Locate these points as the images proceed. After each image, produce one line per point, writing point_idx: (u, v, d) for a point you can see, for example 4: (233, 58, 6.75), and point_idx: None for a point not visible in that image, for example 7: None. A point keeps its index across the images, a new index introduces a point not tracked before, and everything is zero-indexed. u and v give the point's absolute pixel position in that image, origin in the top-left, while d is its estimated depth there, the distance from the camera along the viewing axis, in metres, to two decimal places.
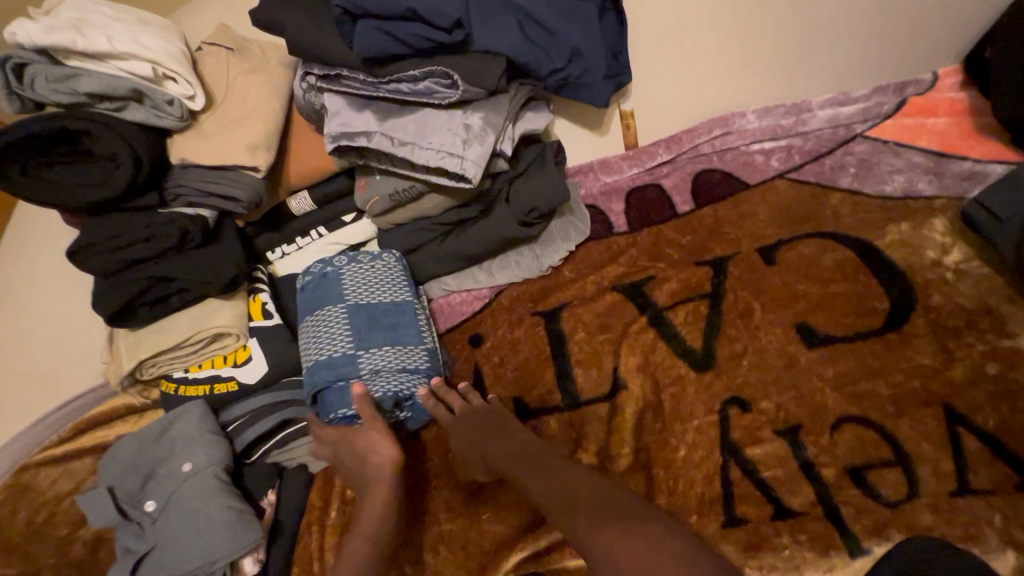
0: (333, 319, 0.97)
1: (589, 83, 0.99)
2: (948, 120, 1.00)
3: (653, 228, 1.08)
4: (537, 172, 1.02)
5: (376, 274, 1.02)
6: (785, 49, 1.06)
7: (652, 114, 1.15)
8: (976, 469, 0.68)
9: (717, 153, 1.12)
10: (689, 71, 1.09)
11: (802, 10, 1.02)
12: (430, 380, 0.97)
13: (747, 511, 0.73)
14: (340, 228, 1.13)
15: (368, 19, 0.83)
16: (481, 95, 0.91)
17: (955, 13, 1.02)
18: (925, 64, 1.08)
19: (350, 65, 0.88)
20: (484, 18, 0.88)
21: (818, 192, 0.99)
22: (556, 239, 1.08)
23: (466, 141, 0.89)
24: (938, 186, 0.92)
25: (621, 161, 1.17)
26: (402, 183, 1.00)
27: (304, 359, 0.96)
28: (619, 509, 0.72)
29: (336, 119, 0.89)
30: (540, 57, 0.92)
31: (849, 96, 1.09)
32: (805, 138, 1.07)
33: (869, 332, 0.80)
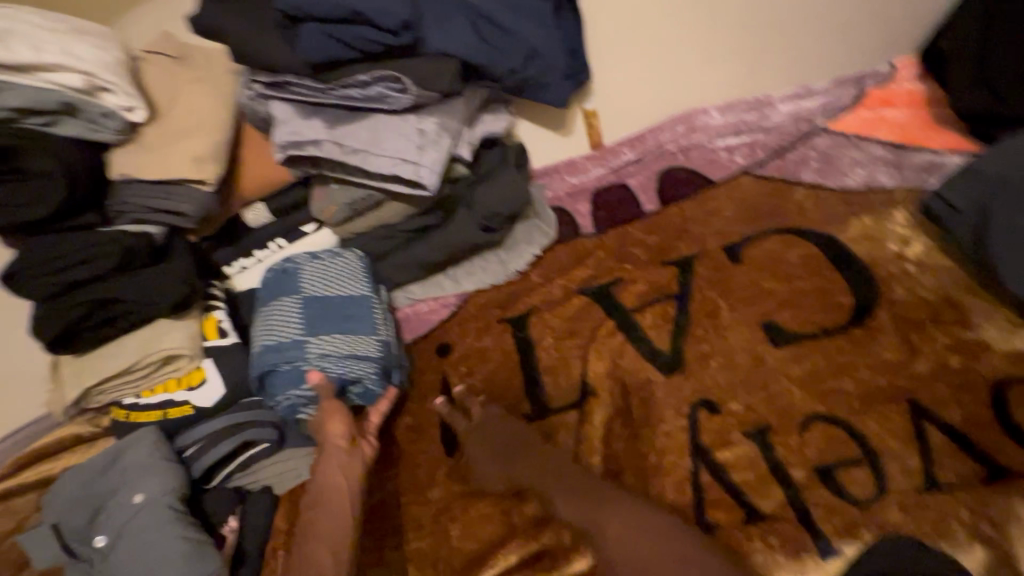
0: (287, 309, 0.95)
1: (548, 84, 0.98)
2: (906, 111, 1.00)
3: (619, 229, 1.06)
4: (498, 174, 1.00)
5: (334, 267, 1.00)
6: (744, 44, 1.06)
7: (615, 113, 1.14)
8: (942, 463, 0.67)
9: (683, 151, 1.10)
10: (650, 68, 1.08)
11: (757, 5, 1.02)
12: (381, 369, 0.95)
13: (718, 517, 0.72)
14: (299, 240, 1.06)
15: (312, 23, 0.80)
16: (436, 99, 0.88)
17: (909, 5, 1.03)
18: (884, 56, 1.08)
19: (296, 72, 0.85)
20: (437, 20, 0.86)
21: (781, 187, 0.98)
22: (521, 243, 1.06)
23: (421, 147, 0.87)
24: (898, 177, 0.92)
25: (587, 161, 1.15)
26: (358, 191, 0.98)
27: (256, 345, 0.95)
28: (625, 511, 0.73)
29: (285, 128, 0.86)
30: (494, 56, 0.90)
31: (811, 88, 1.07)
32: (769, 133, 1.06)
33: (834, 328, 0.79)
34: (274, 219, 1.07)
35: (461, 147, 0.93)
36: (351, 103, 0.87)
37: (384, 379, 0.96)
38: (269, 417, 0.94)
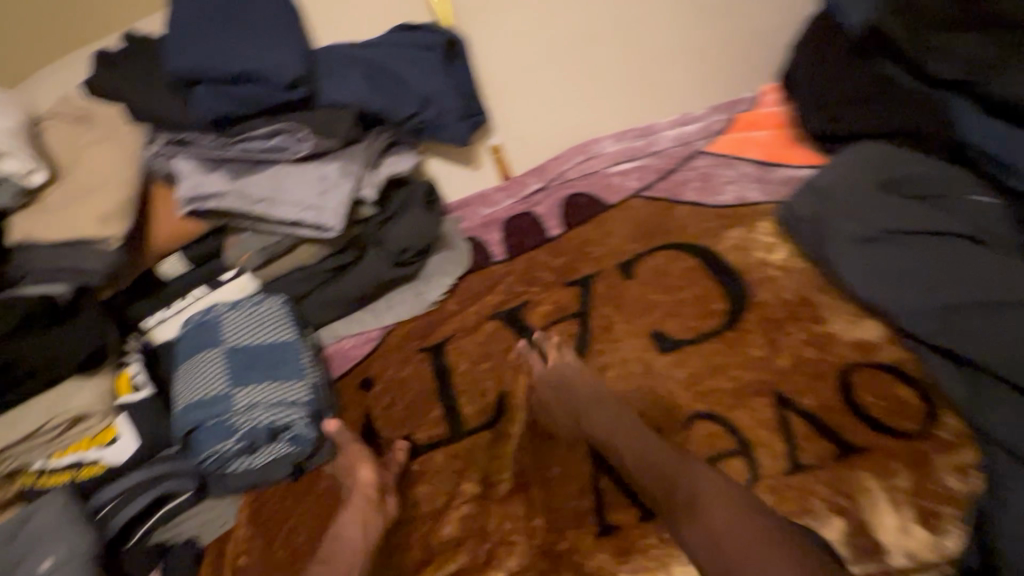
0: (209, 362, 0.96)
1: (445, 125, 1.04)
2: (770, 132, 1.12)
3: (528, 254, 1.13)
4: (407, 213, 1.06)
5: (258, 317, 1.01)
6: (625, 80, 1.16)
7: (518, 146, 1.22)
8: (804, 447, 0.75)
9: (582, 178, 1.18)
10: (544, 104, 1.17)
11: (631, 45, 1.13)
12: (311, 412, 0.94)
13: (619, 517, 0.77)
14: (217, 288, 1.06)
15: (207, 83, 0.87)
16: (336, 146, 0.92)
17: (763, 39, 1.16)
18: (750, 83, 1.20)
19: (196, 128, 0.89)
20: (329, 74, 0.95)
21: (667, 207, 1.07)
22: (435, 274, 1.12)
23: (323, 192, 0.91)
24: (765, 191, 1.03)
25: (496, 193, 1.22)
26: (270, 237, 1.02)
27: (179, 403, 0.94)
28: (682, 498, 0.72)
29: (188, 182, 0.89)
30: (389, 102, 0.97)
31: (689, 115, 1.18)
32: (657, 157, 1.16)
33: (712, 332, 0.87)
34: (191, 269, 1.07)
35: (365, 189, 0.98)
36: (252, 156, 0.90)
37: (315, 423, 0.95)
38: (191, 469, 0.92)
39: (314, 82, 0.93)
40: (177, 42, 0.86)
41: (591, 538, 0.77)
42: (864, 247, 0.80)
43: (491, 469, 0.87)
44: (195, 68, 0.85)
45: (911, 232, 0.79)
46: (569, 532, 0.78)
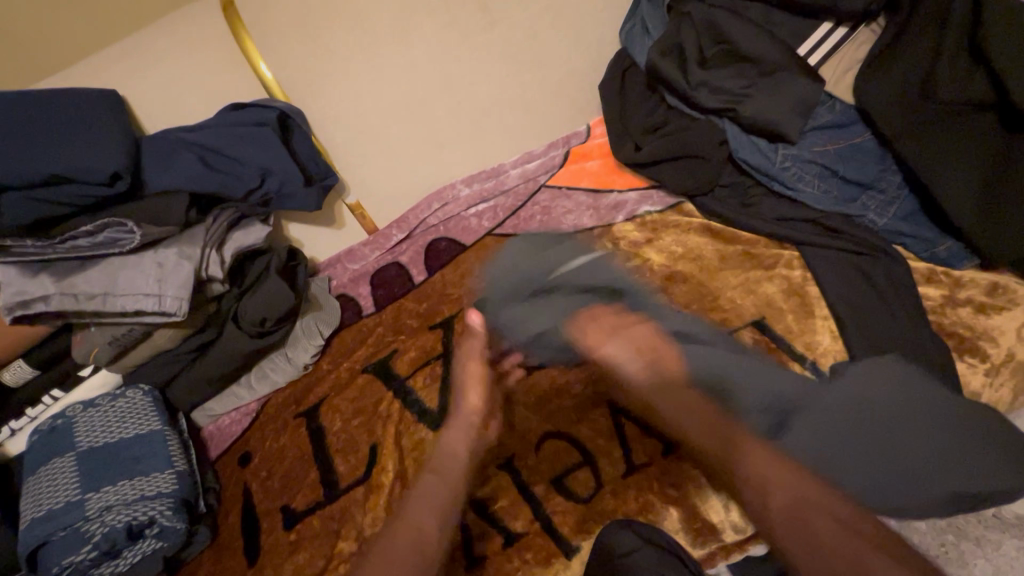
0: (58, 470, 0.91)
1: (292, 194, 1.08)
2: (600, 161, 1.23)
3: (395, 303, 1.17)
4: (263, 282, 1.07)
5: (115, 413, 0.98)
6: (466, 129, 1.26)
7: (376, 201, 1.28)
8: (636, 449, 0.84)
9: (443, 223, 1.24)
10: (393, 160, 1.24)
11: (465, 98, 1.22)
12: (178, 501, 0.91)
13: (486, 547, 0.81)
14: (76, 386, 1.04)
15: (14, 191, 0.84)
16: (173, 232, 0.95)
17: (583, 80, 1.29)
18: (580, 119, 1.33)
19: (12, 235, 0.86)
20: (158, 161, 0.96)
21: (516, 242, 1.16)
22: (301, 338, 1.11)
23: (161, 279, 0.91)
24: (597, 217, 1.13)
25: (362, 247, 1.26)
26: (118, 328, 0.97)
27: (24, 520, 0.88)
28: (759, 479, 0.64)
29: (8, 290, 0.85)
30: (227, 182, 1.00)
31: (532, 154, 1.30)
32: (506, 195, 1.24)
33: (556, 355, 0.95)
34: (40, 373, 1.01)
35: (211, 268, 0.98)
36: (80, 253, 0.90)
37: (183, 512, 0.92)
38: None
39: (138, 170, 0.94)
40: None
41: None
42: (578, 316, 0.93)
43: (365, 523, 0.89)
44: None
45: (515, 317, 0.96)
46: None
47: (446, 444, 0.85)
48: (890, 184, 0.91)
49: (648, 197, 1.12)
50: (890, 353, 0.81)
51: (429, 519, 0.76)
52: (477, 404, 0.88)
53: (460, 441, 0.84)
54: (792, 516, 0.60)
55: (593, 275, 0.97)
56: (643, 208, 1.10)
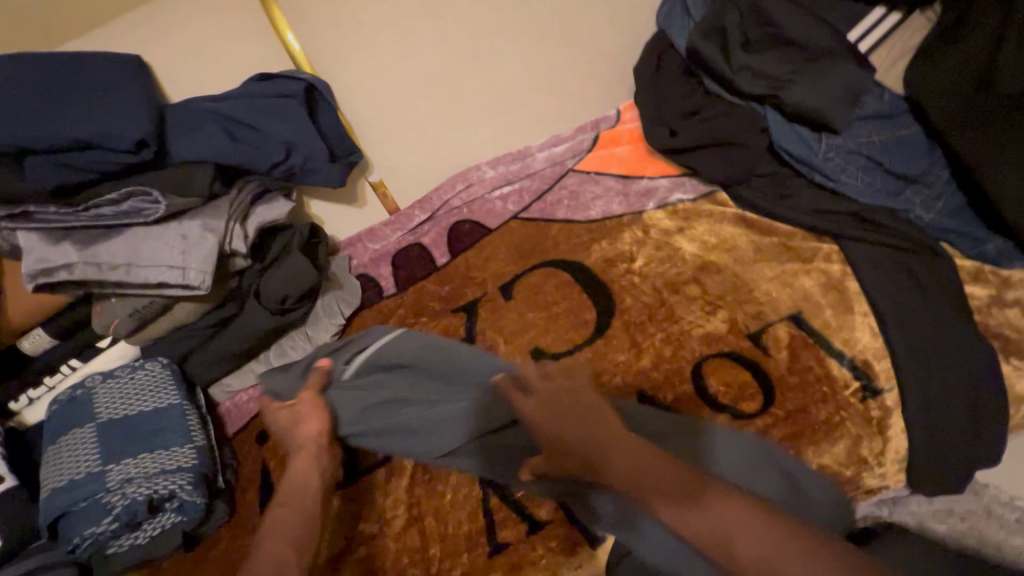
0: (79, 441, 0.90)
1: (316, 169, 1.05)
2: (630, 147, 1.20)
3: (416, 285, 1.15)
4: (285, 259, 1.05)
5: (135, 386, 0.97)
6: (493, 109, 1.23)
7: (398, 181, 1.25)
8: None
9: (466, 205, 1.22)
10: (418, 138, 1.21)
11: (494, 77, 1.19)
12: (198, 476, 0.90)
13: (508, 534, 0.80)
14: (94, 356, 1.03)
15: (42, 155, 0.84)
16: (197, 203, 0.92)
17: (616, 61, 1.25)
18: (610, 102, 1.30)
19: (34, 199, 0.84)
20: (182, 131, 0.93)
21: (542, 226, 1.13)
22: (322, 317, 1.11)
23: (185, 251, 0.90)
24: (626, 204, 1.10)
25: (384, 227, 1.23)
26: (139, 300, 0.96)
27: (45, 490, 0.88)
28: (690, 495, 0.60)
29: (30, 257, 0.84)
30: (251, 155, 0.97)
31: (559, 137, 1.27)
32: (532, 179, 1.22)
33: (583, 343, 0.93)
34: (58, 343, 1.00)
35: (235, 242, 0.96)
36: (103, 222, 0.88)
37: (203, 487, 0.91)
38: (65, 559, 0.84)
39: (162, 140, 0.92)
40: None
41: (484, 558, 0.79)
42: (383, 411, 0.90)
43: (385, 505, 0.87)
44: (21, 141, 0.80)
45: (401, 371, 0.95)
46: (463, 557, 0.80)
47: (298, 471, 0.80)
48: (937, 179, 0.88)
49: (680, 184, 1.09)
50: (932, 353, 0.79)
51: (302, 530, 0.71)
52: (318, 429, 0.85)
53: (309, 466, 0.80)
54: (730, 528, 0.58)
55: (396, 352, 0.96)
56: (675, 195, 1.07)
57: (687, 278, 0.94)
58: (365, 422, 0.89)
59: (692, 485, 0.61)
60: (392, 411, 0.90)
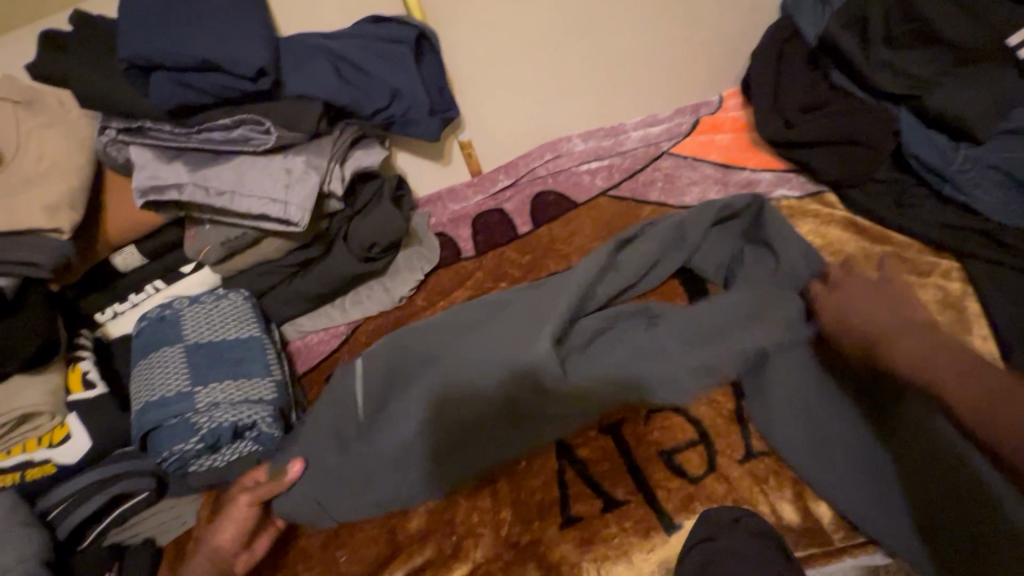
0: (167, 359, 0.92)
1: (416, 120, 1.03)
2: (731, 136, 1.17)
3: (496, 250, 1.13)
4: (376, 207, 1.05)
5: (220, 314, 0.99)
6: (595, 79, 1.19)
7: (488, 143, 1.23)
8: (754, 435, 0.82)
9: (552, 175, 1.20)
10: (516, 101, 1.18)
11: (602, 46, 1.15)
12: (277, 410, 0.93)
13: (582, 508, 0.79)
14: (177, 280, 1.04)
15: (163, 72, 0.83)
16: (303, 139, 0.92)
17: (729, 43, 1.20)
18: (714, 88, 1.26)
19: (152, 117, 0.86)
20: (298, 65, 0.92)
21: (633, 207, 1.12)
22: (402, 270, 1.11)
23: (289, 186, 0.90)
24: (725, 194, 1.08)
25: (466, 188, 1.22)
26: (232, 230, 0.97)
27: (136, 402, 0.90)
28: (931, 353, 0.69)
29: (143, 172, 0.87)
30: (359, 97, 0.95)
31: (655, 119, 1.24)
32: (624, 157, 1.19)
33: None
34: (148, 262, 1.02)
35: (333, 183, 0.96)
36: (213, 146, 0.89)
37: (281, 422, 0.93)
38: (146, 469, 0.90)
39: (278, 71, 0.90)
40: (134, 28, 0.82)
41: (557, 529, 0.78)
42: (388, 426, 0.90)
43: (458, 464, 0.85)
44: (149, 55, 0.81)
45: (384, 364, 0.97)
46: (535, 525, 0.79)
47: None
48: None
49: (786, 180, 1.06)
50: None
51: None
52: (231, 542, 0.80)
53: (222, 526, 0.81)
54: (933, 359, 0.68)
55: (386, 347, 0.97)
56: (780, 191, 1.04)
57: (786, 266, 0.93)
58: (344, 476, 0.86)
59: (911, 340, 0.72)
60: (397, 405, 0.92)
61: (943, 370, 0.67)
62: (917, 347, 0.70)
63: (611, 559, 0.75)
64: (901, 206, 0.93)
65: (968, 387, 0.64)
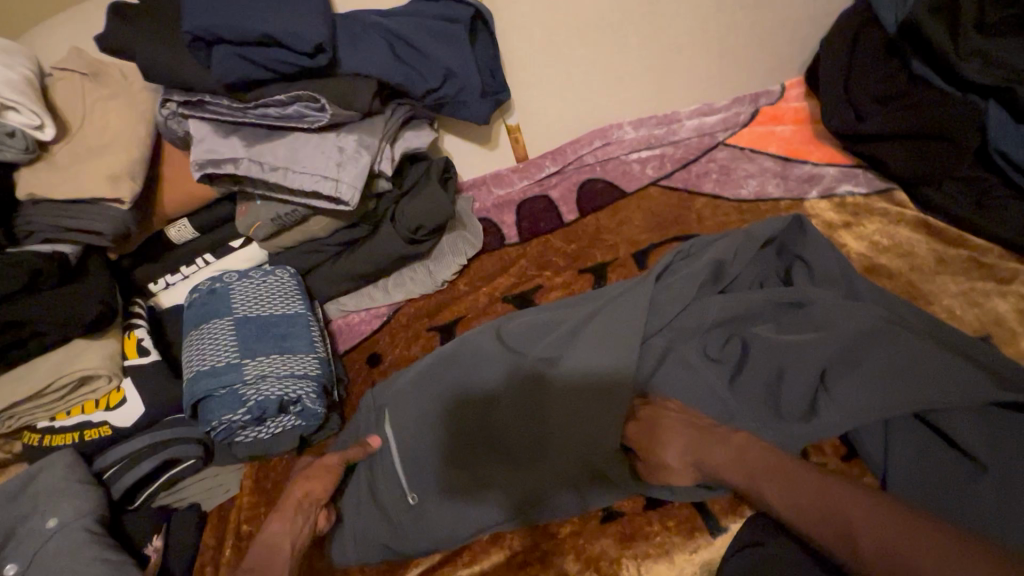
0: (218, 331, 0.94)
1: (467, 102, 1.01)
2: (793, 127, 1.12)
3: (541, 238, 1.11)
4: (422, 189, 1.05)
5: (267, 290, 1.00)
6: (652, 64, 1.15)
7: (536, 127, 1.20)
8: None
9: (600, 163, 1.17)
10: (569, 84, 1.15)
11: (661, 29, 1.11)
12: (321, 386, 0.93)
13: (623, 504, 0.78)
14: (227, 256, 1.07)
15: (223, 45, 0.83)
16: (355, 117, 0.91)
17: (795, 30, 1.15)
18: (775, 78, 1.21)
19: (211, 91, 0.87)
20: (353, 42, 0.91)
21: (685, 198, 1.08)
22: (447, 255, 1.10)
23: (341, 164, 0.90)
24: (784, 187, 1.03)
25: (512, 174, 1.20)
26: (282, 207, 0.98)
27: (188, 371, 0.92)
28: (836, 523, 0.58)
29: (201, 146, 0.89)
30: (412, 77, 0.94)
31: (712, 107, 1.19)
32: (676, 147, 1.15)
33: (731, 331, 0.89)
34: (199, 236, 1.04)
35: (382, 163, 0.96)
36: (269, 122, 0.89)
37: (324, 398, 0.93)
38: (196, 437, 0.92)
39: (335, 48, 0.89)
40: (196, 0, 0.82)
41: (595, 524, 0.77)
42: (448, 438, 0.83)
43: None
44: (211, 27, 0.81)
45: (418, 366, 0.93)
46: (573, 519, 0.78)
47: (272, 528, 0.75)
48: None
49: (851, 175, 1.01)
50: None
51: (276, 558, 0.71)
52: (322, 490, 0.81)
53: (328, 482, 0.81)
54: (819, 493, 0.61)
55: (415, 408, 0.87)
56: (844, 186, 1.00)
57: (830, 303, 0.81)
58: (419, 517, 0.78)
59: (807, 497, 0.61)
60: (455, 421, 0.85)
61: (909, 539, 0.52)
62: (721, 456, 0.70)
63: (653, 559, 0.73)
64: (981, 209, 0.88)
65: (879, 536, 0.54)
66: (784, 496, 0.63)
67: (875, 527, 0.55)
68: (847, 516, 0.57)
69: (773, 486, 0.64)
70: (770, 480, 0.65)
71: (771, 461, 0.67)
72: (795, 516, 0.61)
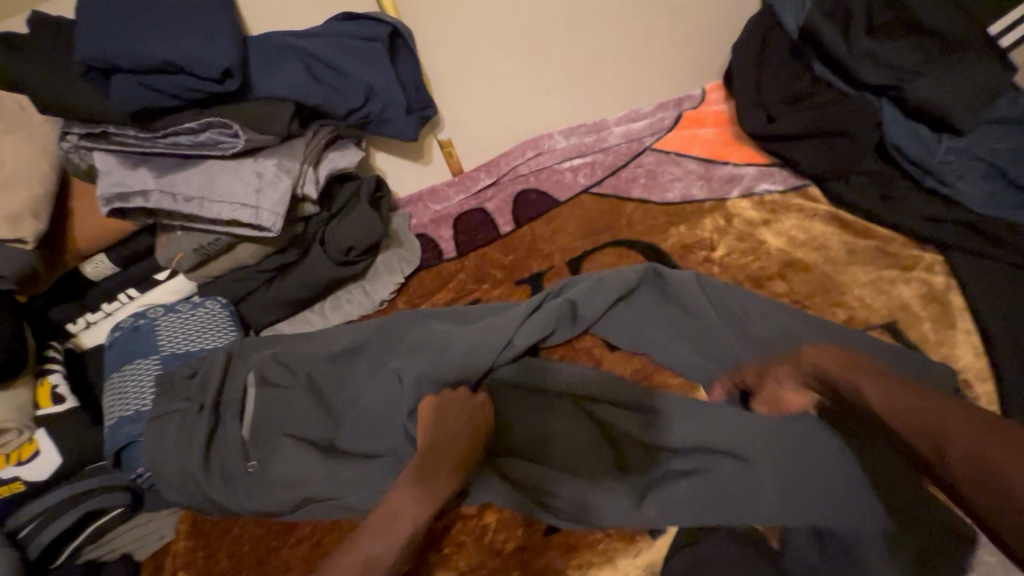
0: (141, 373, 0.91)
1: (392, 119, 1.01)
2: (714, 130, 1.15)
3: (478, 252, 1.11)
4: (352, 210, 1.03)
5: (195, 322, 0.97)
6: (577, 74, 1.17)
7: (468, 141, 1.20)
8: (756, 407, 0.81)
9: (533, 173, 1.18)
10: (497, 97, 1.15)
11: (582, 40, 1.13)
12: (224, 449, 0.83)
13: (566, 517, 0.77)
14: (151, 289, 1.01)
15: (122, 73, 0.80)
16: (273, 141, 0.89)
17: (710, 37, 1.20)
18: (696, 83, 1.25)
19: (115, 122, 0.84)
20: (266, 65, 0.89)
21: (616, 203, 1.10)
22: (383, 274, 1.08)
23: (259, 190, 0.88)
24: (708, 189, 1.06)
25: (447, 188, 1.19)
26: (203, 236, 0.94)
27: (109, 418, 0.88)
28: (937, 432, 0.60)
29: (108, 179, 0.85)
30: (332, 98, 0.92)
31: (638, 113, 1.22)
32: (606, 154, 1.17)
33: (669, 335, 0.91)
34: (117, 271, 0.99)
35: (307, 186, 0.94)
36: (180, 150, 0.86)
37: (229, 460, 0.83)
38: (121, 484, 0.88)
39: (246, 72, 0.87)
40: (91, 28, 0.79)
41: (540, 536, 0.76)
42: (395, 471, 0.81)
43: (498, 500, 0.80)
44: (108, 55, 0.78)
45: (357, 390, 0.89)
46: (519, 532, 0.77)
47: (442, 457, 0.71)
48: None
49: (769, 174, 1.05)
50: None
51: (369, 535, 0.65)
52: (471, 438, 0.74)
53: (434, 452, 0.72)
54: (928, 404, 0.62)
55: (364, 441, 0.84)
56: (763, 185, 1.04)
57: (749, 301, 0.86)
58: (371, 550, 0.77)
59: (913, 401, 0.64)
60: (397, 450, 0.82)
61: (996, 451, 0.54)
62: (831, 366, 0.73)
63: (598, 566, 0.74)
64: (884, 201, 0.94)
65: (967, 442, 0.57)
66: (890, 403, 0.65)
67: (970, 440, 0.57)
68: (951, 433, 0.58)
69: (879, 393, 0.67)
70: (877, 383, 0.68)
71: (889, 382, 0.68)
72: (900, 418, 0.63)
